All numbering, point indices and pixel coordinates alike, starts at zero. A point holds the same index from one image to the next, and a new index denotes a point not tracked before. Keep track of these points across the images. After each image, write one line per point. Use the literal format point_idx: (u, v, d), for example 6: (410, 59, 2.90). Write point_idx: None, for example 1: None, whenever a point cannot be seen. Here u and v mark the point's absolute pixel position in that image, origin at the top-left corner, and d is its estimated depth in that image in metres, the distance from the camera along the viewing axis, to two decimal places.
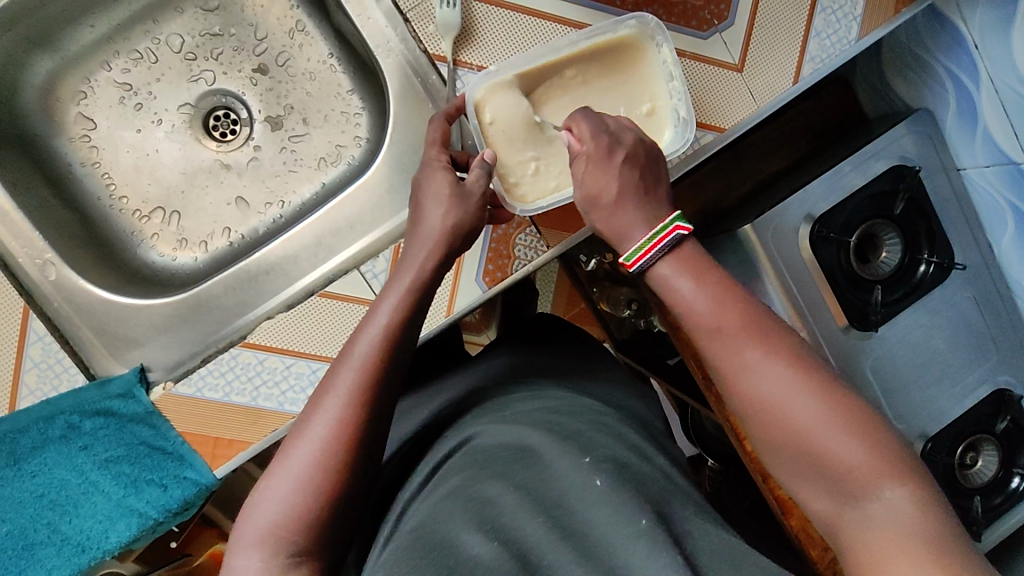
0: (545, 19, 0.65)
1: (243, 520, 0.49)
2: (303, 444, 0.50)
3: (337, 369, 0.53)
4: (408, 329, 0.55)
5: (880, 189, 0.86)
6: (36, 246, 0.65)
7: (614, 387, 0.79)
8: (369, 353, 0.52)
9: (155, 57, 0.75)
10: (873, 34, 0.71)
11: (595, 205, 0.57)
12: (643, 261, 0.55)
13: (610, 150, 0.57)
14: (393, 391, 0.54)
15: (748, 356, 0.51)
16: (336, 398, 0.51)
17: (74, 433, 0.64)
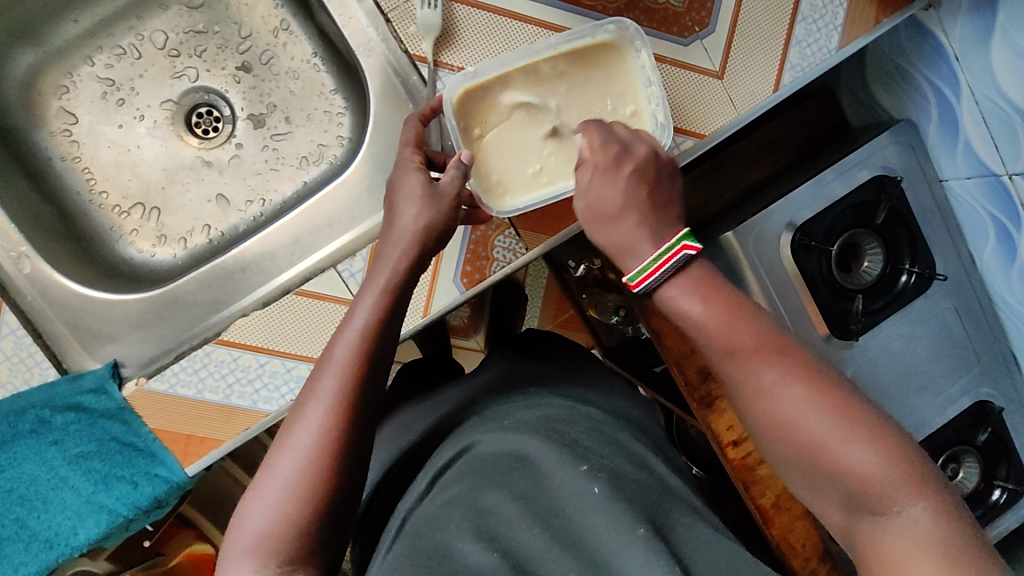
0: (526, 22, 0.65)
1: (233, 530, 0.49)
2: (287, 452, 0.50)
3: (317, 375, 0.53)
4: (386, 330, 0.55)
5: (862, 199, 0.86)
6: (11, 239, 0.65)
7: (593, 391, 0.79)
8: (348, 358, 0.53)
9: (138, 53, 0.75)
10: (854, 44, 0.72)
11: (595, 215, 0.57)
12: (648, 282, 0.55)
13: (617, 162, 0.57)
14: (375, 393, 0.54)
15: (765, 377, 0.51)
16: (318, 403, 0.51)
17: (45, 428, 0.63)
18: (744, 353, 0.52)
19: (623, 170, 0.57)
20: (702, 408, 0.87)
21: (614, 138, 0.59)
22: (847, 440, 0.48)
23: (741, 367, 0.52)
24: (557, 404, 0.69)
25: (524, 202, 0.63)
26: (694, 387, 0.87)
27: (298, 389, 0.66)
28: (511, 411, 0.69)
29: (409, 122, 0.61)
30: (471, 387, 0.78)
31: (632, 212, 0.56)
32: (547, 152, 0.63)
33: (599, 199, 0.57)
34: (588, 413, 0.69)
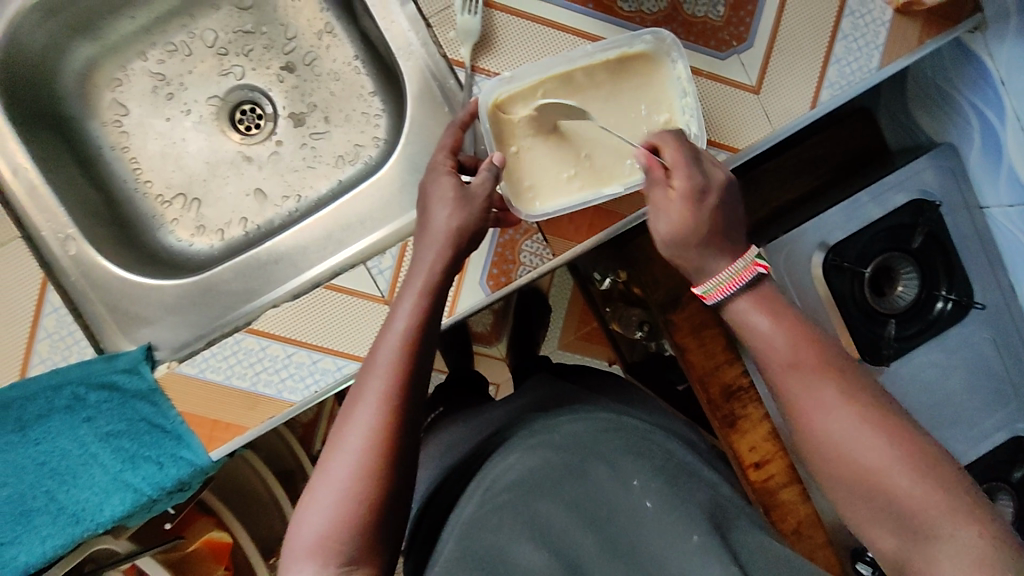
0: (565, 32, 0.67)
1: (294, 530, 0.52)
2: (340, 454, 0.53)
3: (363, 379, 0.56)
4: (427, 331, 0.57)
5: (898, 222, 0.85)
6: (59, 221, 0.67)
7: (628, 408, 0.80)
8: (392, 361, 0.55)
9: (189, 50, 0.78)
10: (895, 64, 0.71)
11: (661, 234, 0.58)
12: (719, 295, 0.57)
13: (701, 189, 0.57)
14: (418, 395, 0.56)
15: (827, 396, 0.52)
16: (366, 406, 0.54)
17: (79, 405, 0.66)
18: (809, 376, 0.53)
19: (705, 200, 0.57)
20: (724, 426, 0.87)
21: (692, 159, 0.58)
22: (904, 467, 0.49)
23: (799, 386, 0.53)
24: (596, 421, 0.72)
25: (554, 207, 0.63)
26: (717, 406, 0.87)
27: (323, 380, 0.67)
28: (558, 423, 0.73)
29: (448, 130, 0.62)
30: (514, 409, 0.82)
31: (716, 246, 0.57)
32: (583, 157, 0.64)
33: (664, 220, 0.58)
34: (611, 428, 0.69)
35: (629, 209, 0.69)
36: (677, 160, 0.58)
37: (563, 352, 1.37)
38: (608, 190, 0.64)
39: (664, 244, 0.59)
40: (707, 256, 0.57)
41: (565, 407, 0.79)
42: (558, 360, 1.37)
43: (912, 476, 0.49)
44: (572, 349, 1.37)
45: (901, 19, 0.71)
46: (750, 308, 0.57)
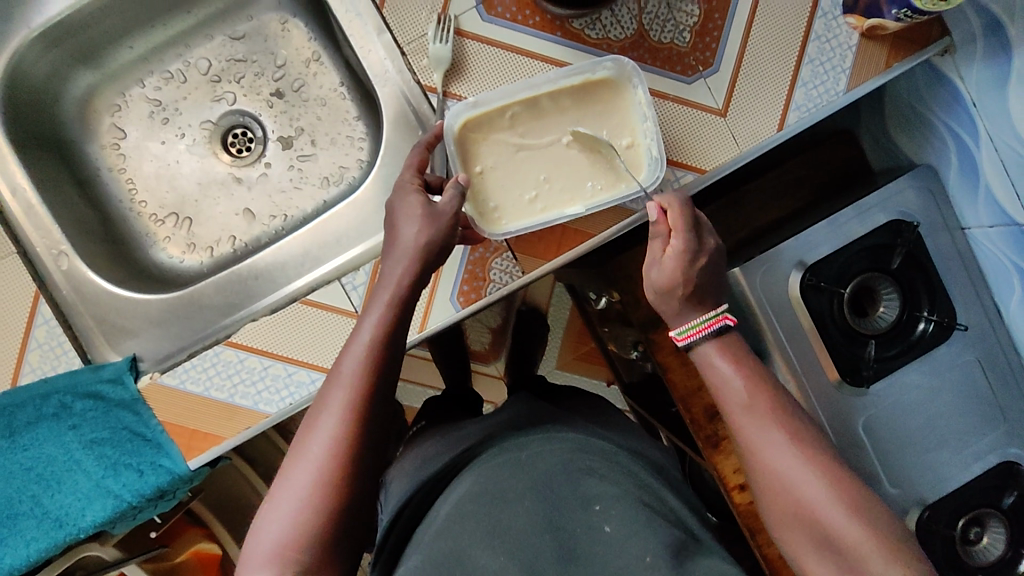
0: (534, 58, 0.70)
1: (251, 540, 0.52)
2: (301, 463, 0.53)
3: (328, 388, 0.56)
4: (393, 343, 0.57)
5: (877, 242, 0.85)
6: (53, 237, 0.71)
7: (601, 430, 0.81)
8: (356, 372, 0.55)
9: (184, 78, 0.83)
10: (862, 86, 0.72)
11: (650, 282, 0.65)
12: (688, 339, 0.64)
13: (694, 251, 0.65)
14: (383, 406, 0.56)
15: (774, 438, 0.59)
16: (330, 416, 0.54)
17: (66, 412, 0.69)
18: (761, 419, 0.60)
19: (697, 260, 0.65)
20: (708, 447, 0.89)
21: (691, 225, 0.65)
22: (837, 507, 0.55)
23: (751, 428, 0.60)
24: (564, 436, 0.72)
25: (519, 226, 0.66)
26: (701, 425, 0.89)
27: (297, 393, 0.69)
28: (528, 442, 0.72)
29: (413, 153, 0.64)
30: (492, 423, 0.83)
31: (695, 297, 0.65)
32: (543, 179, 0.67)
33: (656, 272, 0.65)
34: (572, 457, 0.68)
35: (598, 228, 0.71)
36: (680, 225, 0.65)
37: (560, 372, 1.37)
38: (571, 210, 0.66)
39: (650, 289, 0.66)
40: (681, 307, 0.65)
41: (540, 423, 0.79)
42: (556, 380, 1.36)
43: (847, 515, 0.54)
44: (569, 368, 1.37)
45: (869, 43, 0.72)
46: (716, 353, 0.63)
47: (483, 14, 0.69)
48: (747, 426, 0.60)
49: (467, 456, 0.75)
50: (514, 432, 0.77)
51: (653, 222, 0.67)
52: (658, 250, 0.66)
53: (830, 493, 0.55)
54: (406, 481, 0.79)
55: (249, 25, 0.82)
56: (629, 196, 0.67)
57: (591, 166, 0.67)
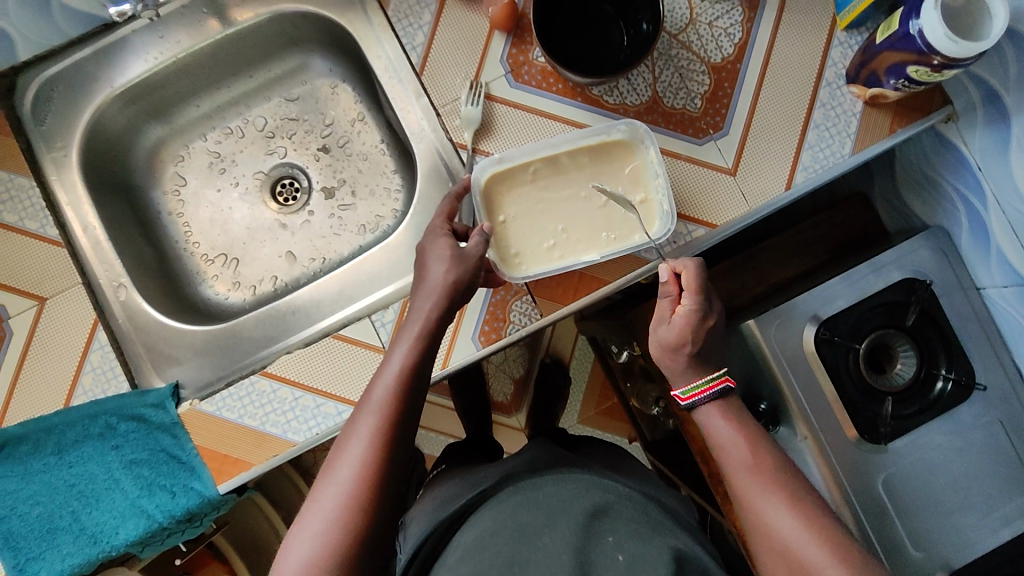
0: (555, 120, 0.77)
1: (281, 561, 0.54)
2: (329, 486, 0.55)
3: (357, 416, 0.59)
4: (419, 373, 0.61)
5: (892, 299, 0.86)
6: (115, 271, 0.78)
7: (615, 475, 0.83)
8: (384, 400, 0.59)
9: (242, 133, 0.92)
10: (866, 150, 0.77)
11: (658, 339, 0.69)
12: (690, 400, 0.68)
13: (704, 312, 0.68)
14: (408, 432, 0.59)
15: (771, 495, 0.60)
16: (358, 441, 0.57)
17: (110, 433, 0.74)
18: (763, 473, 0.61)
19: (705, 321, 0.68)
20: (725, 502, 0.90)
21: (701, 288, 0.68)
22: (838, 559, 0.55)
23: (750, 483, 0.61)
24: (578, 476, 0.73)
25: (538, 271, 0.72)
26: (719, 478, 0.90)
27: (324, 423, 0.73)
28: (541, 483, 0.72)
29: (444, 203, 0.70)
30: (509, 466, 0.85)
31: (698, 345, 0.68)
32: (562, 230, 0.73)
33: (664, 331, 0.69)
34: (584, 495, 0.69)
35: (613, 276, 0.75)
36: (694, 285, 0.68)
37: (582, 427, 1.37)
38: (586, 257, 0.72)
39: (655, 341, 0.70)
40: (691, 356, 0.68)
41: (556, 465, 0.81)
42: (576, 435, 1.37)
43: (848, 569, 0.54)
44: (591, 423, 1.37)
45: (872, 111, 0.77)
46: (717, 415, 0.67)
47: (511, 81, 0.76)
48: (746, 476, 0.62)
49: (484, 496, 0.77)
50: (530, 472, 0.79)
51: (662, 282, 0.70)
52: (666, 310, 0.70)
53: (829, 545, 0.56)
54: (424, 519, 0.81)
55: (303, 88, 0.91)
56: (641, 248, 0.72)
57: (606, 219, 0.73)
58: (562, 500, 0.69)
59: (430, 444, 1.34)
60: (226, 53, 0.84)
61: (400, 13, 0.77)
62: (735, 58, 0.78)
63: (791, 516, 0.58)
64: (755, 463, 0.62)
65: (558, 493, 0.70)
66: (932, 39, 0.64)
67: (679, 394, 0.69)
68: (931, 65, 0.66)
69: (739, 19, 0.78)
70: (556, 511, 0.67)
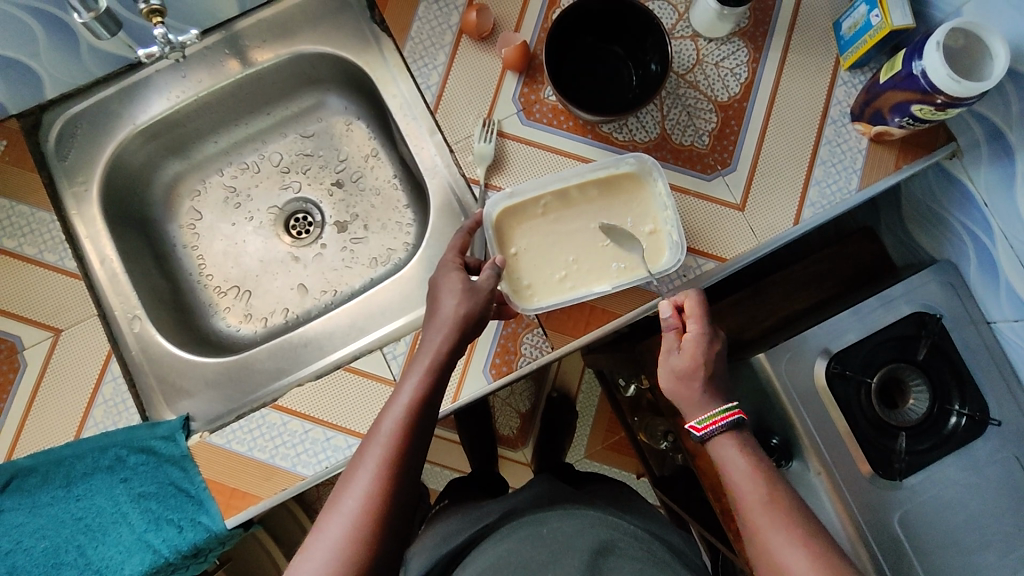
0: (565, 156, 0.78)
1: None
2: (334, 517, 0.55)
3: (364, 447, 0.59)
4: (428, 406, 0.61)
5: (901, 333, 0.85)
6: (130, 302, 0.79)
7: (621, 512, 0.81)
8: (393, 431, 0.58)
9: (258, 168, 0.93)
10: (872, 186, 0.78)
11: (669, 367, 0.69)
12: (707, 428, 0.65)
13: (711, 336, 0.69)
14: (415, 464, 0.59)
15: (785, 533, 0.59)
16: (365, 472, 0.56)
17: (119, 465, 0.73)
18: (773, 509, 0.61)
19: (712, 345, 0.69)
20: (737, 539, 0.88)
21: (706, 313, 0.69)
22: None
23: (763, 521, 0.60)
24: (584, 510, 0.73)
25: (550, 303, 0.72)
26: (730, 515, 0.88)
27: (334, 456, 0.73)
28: (549, 518, 0.72)
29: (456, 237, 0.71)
30: (513, 501, 0.84)
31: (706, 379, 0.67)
32: (572, 261, 0.73)
33: (676, 358, 0.68)
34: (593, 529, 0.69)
35: (622, 308, 0.76)
36: (696, 312, 0.69)
37: (589, 462, 1.35)
38: (598, 289, 0.73)
39: (670, 373, 0.69)
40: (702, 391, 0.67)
41: (563, 500, 0.80)
42: (584, 470, 1.35)
43: None
44: (598, 459, 1.35)
45: (877, 147, 0.79)
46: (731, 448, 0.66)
47: (523, 119, 0.78)
48: (761, 515, 0.61)
49: (490, 531, 0.76)
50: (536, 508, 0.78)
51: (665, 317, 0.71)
52: (674, 341, 0.70)
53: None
54: (427, 555, 0.79)
55: (318, 125, 0.93)
56: (651, 278, 0.72)
57: (616, 249, 0.74)
58: (570, 535, 0.68)
59: (436, 479, 1.32)
60: (245, 92, 0.87)
61: (416, 53, 0.80)
62: (741, 96, 0.79)
63: (805, 556, 0.58)
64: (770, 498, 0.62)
65: (566, 528, 0.69)
66: (935, 78, 0.65)
67: (693, 425, 0.66)
68: (935, 103, 0.68)
69: (745, 59, 0.80)
70: (566, 544, 0.66)
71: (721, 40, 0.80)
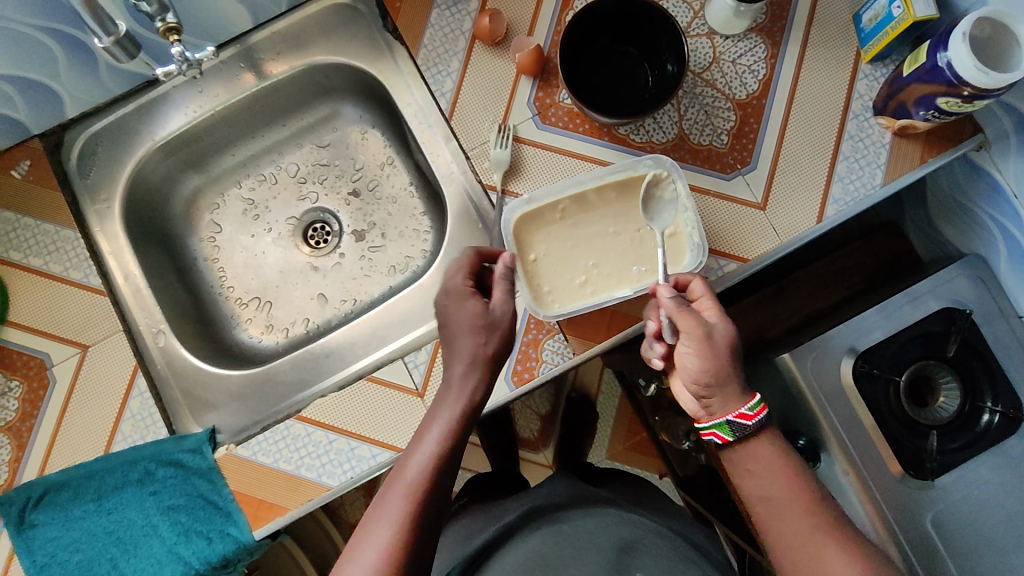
0: (582, 160, 0.78)
1: None
2: (353, 569, 0.53)
3: (386, 493, 0.56)
4: (454, 453, 0.59)
5: (931, 329, 0.83)
6: (154, 317, 0.80)
7: (645, 513, 0.81)
8: (416, 479, 0.56)
9: (276, 179, 0.94)
10: (897, 181, 0.76)
11: (718, 347, 0.63)
12: (758, 416, 0.63)
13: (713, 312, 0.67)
14: (437, 515, 0.56)
15: None
16: (386, 522, 0.54)
17: (148, 479, 0.74)
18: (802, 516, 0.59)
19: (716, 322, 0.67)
20: None
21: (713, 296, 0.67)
22: None
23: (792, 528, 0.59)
24: (610, 515, 0.72)
25: (571, 309, 0.72)
26: None
27: (359, 466, 0.73)
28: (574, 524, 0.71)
29: (453, 277, 0.67)
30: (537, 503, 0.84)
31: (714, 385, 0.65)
32: (592, 265, 0.73)
33: (720, 333, 0.63)
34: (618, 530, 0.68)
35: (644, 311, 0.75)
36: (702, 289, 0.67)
37: (611, 463, 1.34)
38: (619, 293, 0.72)
39: (718, 354, 0.63)
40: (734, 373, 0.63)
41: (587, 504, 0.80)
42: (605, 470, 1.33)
43: None
44: (620, 459, 1.34)
45: (901, 141, 0.77)
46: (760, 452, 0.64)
47: (538, 123, 0.78)
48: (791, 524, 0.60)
49: None
50: (556, 499, 0.77)
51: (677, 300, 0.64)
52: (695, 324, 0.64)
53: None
54: None
55: (333, 134, 0.93)
56: (672, 281, 0.72)
57: (636, 252, 0.73)
58: (597, 541, 0.67)
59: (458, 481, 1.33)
60: (261, 105, 0.87)
61: (429, 61, 0.80)
62: (760, 93, 0.78)
63: (841, 557, 0.56)
64: (805, 496, 0.61)
65: (592, 534, 0.69)
66: (961, 70, 0.64)
67: (750, 410, 0.62)
68: (961, 96, 0.66)
69: (763, 55, 0.79)
70: (590, 546, 0.66)
71: (738, 36, 0.79)
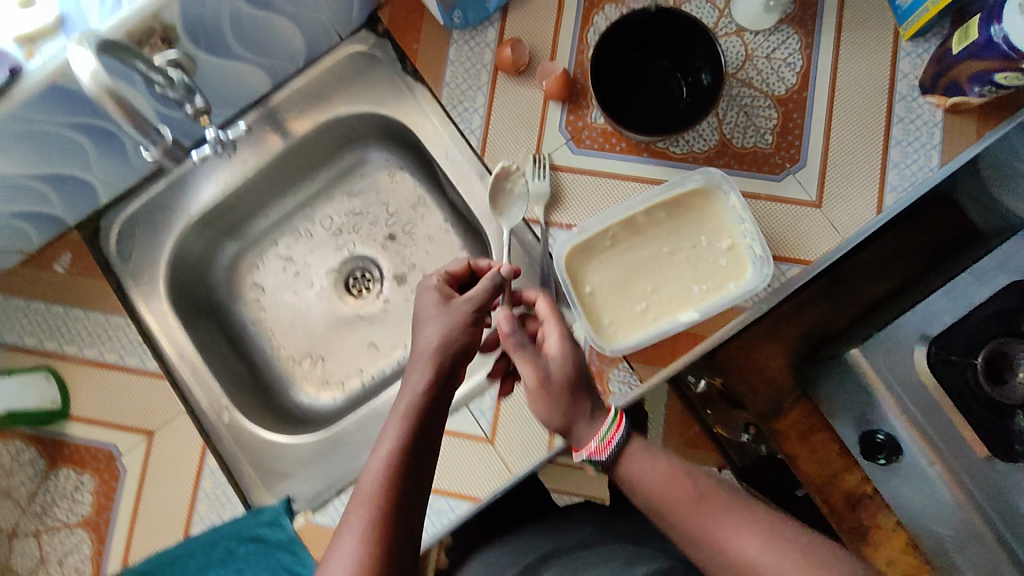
0: (625, 179, 0.75)
1: None
2: None
3: (351, 507, 0.51)
4: (416, 452, 0.52)
5: (1005, 306, 0.77)
6: (214, 393, 0.80)
7: None
8: (375, 485, 0.50)
9: (310, 234, 0.92)
10: (957, 159, 0.73)
11: (548, 382, 0.58)
12: (611, 446, 0.56)
13: (571, 341, 0.62)
14: (408, 521, 0.50)
15: None
16: (349, 539, 0.48)
17: (231, 558, 0.74)
18: None
19: (576, 352, 0.61)
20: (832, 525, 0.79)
21: (564, 322, 0.64)
22: None
23: None
24: None
25: (635, 340, 0.70)
26: None
27: (438, 520, 0.72)
28: None
29: (431, 277, 0.67)
30: None
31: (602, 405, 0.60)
32: (651, 290, 0.71)
33: (555, 369, 0.59)
34: None
35: (712, 329, 0.73)
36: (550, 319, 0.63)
37: None
38: (684, 317, 0.70)
39: (550, 391, 0.58)
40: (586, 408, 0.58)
41: None
42: None
43: None
44: None
45: (956, 118, 0.74)
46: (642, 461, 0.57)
47: (573, 148, 0.76)
48: None
49: None
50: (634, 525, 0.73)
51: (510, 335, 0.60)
52: (530, 357, 0.60)
53: None
54: None
55: (363, 181, 0.92)
56: (736, 297, 0.70)
57: (696, 271, 0.71)
58: None
59: None
60: (288, 163, 0.86)
61: (454, 99, 0.78)
62: (800, 87, 0.75)
63: None
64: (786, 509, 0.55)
65: None
66: (1016, 43, 0.61)
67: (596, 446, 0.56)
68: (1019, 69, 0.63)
69: (797, 47, 0.76)
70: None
71: (769, 31, 0.76)
